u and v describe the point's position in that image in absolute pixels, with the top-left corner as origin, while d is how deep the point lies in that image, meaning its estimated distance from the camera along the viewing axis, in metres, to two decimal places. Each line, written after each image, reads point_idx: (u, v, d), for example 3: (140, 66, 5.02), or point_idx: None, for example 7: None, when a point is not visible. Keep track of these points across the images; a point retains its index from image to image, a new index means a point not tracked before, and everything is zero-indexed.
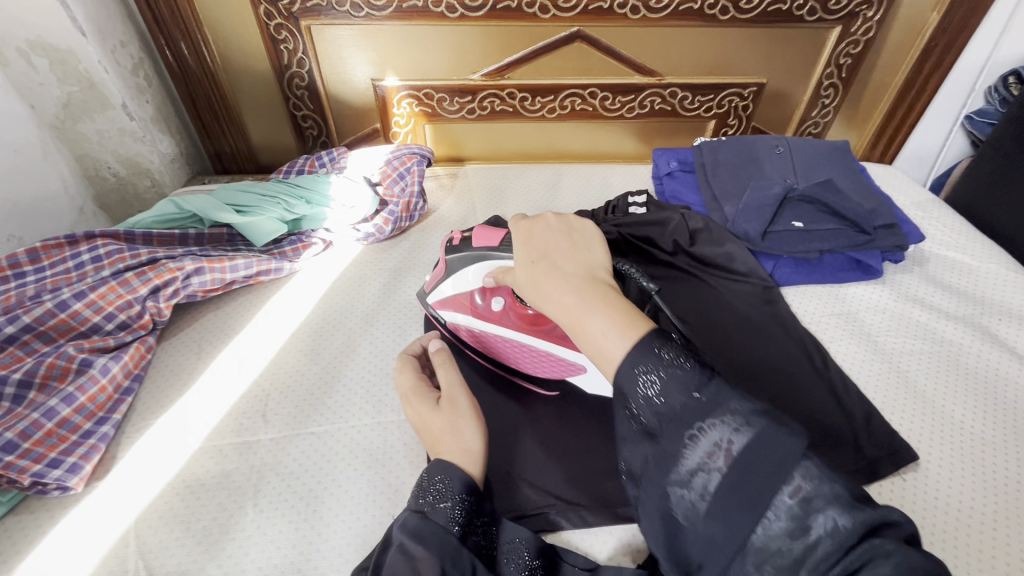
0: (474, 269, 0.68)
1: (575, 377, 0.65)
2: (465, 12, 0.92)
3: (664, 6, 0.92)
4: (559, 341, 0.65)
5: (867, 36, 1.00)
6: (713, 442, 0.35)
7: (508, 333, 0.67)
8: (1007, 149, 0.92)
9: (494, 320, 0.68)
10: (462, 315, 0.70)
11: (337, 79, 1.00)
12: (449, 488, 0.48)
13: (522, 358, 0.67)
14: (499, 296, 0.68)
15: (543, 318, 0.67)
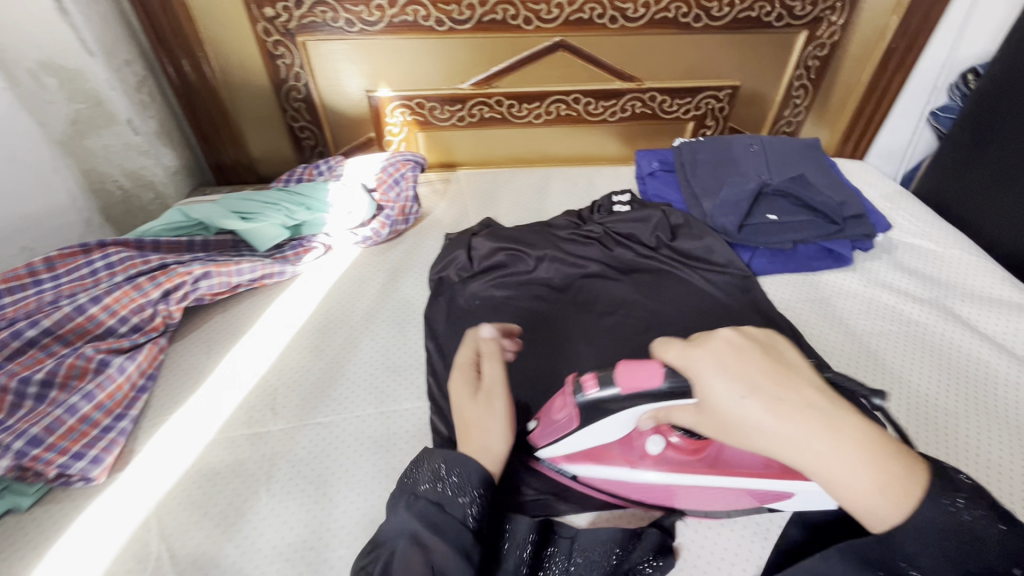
0: (617, 422, 0.53)
1: (777, 503, 0.55)
2: (453, 25, 0.97)
3: (641, 15, 0.98)
4: (750, 477, 0.53)
5: (832, 39, 1.06)
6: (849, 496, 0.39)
7: (678, 478, 0.56)
8: (964, 142, 0.98)
9: (653, 467, 0.57)
10: (607, 467, 0.59)
11: (333, 91, 1.05)
12: (460, 480, 0.49)
13: (705, 500, 0.58)
14: (652, 435, 0.57)
15: (700, 444, 0.56)
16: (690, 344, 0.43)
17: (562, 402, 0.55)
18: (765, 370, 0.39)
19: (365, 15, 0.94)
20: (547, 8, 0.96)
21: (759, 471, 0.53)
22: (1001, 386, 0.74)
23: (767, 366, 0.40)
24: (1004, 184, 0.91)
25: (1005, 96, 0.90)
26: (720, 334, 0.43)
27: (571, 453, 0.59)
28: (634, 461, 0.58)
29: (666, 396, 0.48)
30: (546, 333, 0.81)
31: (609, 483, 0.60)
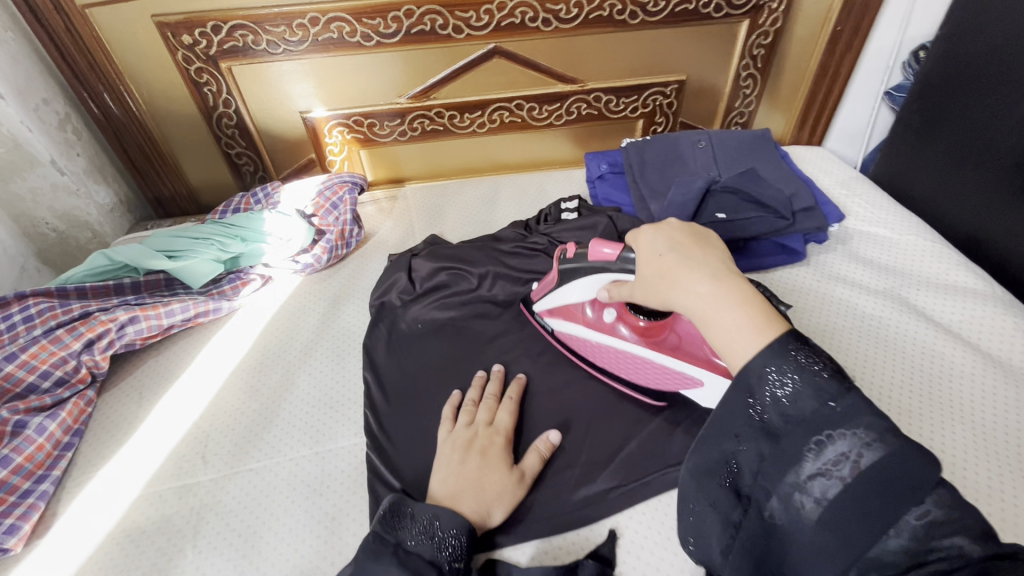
0: (582, 285, 0.69)
1: (688, 390, 0.67)
2: (381, 39, 0.94)
3: (574, 16, 0.95)
4: (676, 354, 0.66)
5: (775, 27, 1.03)
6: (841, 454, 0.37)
7: (622, 345, 0.70)
8: (914, 124, 0.96)
9: (604, 331, 0.71)
10: (576, 324, 0.73)
11: (266, 115, 1.02)
12: (452, 533, 0.53)
13: (636, 370, 0.70)
14: (611, 308, 0.70)
15: (657, 328, 0.68)
16: (646, 225, 0.55)
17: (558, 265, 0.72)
18: (689, 236, 0.51)
19: (288, 35, 0.91)
20: (476, 15, 0.93)
21: (690, 352, 0.65)
22: (957, 379, 0.72)
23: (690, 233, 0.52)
24: (956, 166, 0.88)
25: (949, 75, 0.88)
26: (670, 222, 0.54)
27: (552, 305, 0.76)
28: (591, 322, 0.72)
29: (616, 260, 0.62)
30: (489, 355, 0.78)
31: (568, 332, 0.75)
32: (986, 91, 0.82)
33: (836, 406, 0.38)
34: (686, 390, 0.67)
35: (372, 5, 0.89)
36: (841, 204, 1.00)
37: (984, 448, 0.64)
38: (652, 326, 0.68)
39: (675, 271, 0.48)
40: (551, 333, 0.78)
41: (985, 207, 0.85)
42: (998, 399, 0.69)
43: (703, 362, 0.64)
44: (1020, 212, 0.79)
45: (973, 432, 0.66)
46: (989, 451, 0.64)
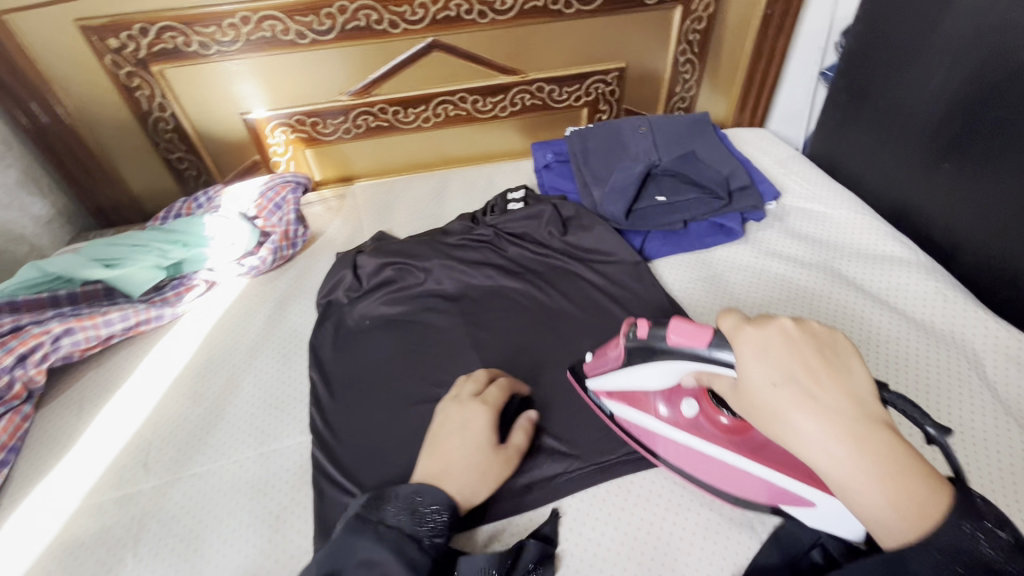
0: (659, 374, 0.57)
1: (796, 509, 0.54)
2: (316, 36, 0.93)
3: (509, 7, 0.96)
4: (774, 464, 0.54)
5: (708, 12, 1.06)
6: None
7: (706, 447, 0.58)
8: (842, 102, 0.99)
9: (682, 426, 0.59)
10: (645, 415, 0.62)
11: (204, 117, 1.00)
12: (433, 510, 0.52)
13: (724, 476, 0.58)
14: (692, 399, 0.59)
15: (743, 427, 0.57)
16: (748, 321, 0.44)
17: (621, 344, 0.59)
18: (821, 358, 0.40)
19: (219, 35, 0.90)
20: (411, 9, 0.93)
21: (789, 465, 0.53)
22: (880, 342, 0.75)
23: (815, 347, 0.41)
24: (881, 140, 0.92)
25: (869, 52, 0.91)
26: (779, 320, 0.43)
27: (613, 390, 0.65)
28: (665, 420, 0.61)
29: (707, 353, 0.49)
30: (436, 347, 0.79)
31: (639, 427, 0.63)
32: (902, 67, 0.86)
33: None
34: (793, 508, 0.54)
35: (304, 2, 0.89)
36: (779, 183, 1.03)
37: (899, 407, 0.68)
38: (738, 425, 0.57)
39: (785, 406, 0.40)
40: (615, 423, 0.66)
41: (908, 178, 0.88)
42: (915, 360, 0.72)
43: (810, 483, 0.51)
44: (936, 181, 0.83)
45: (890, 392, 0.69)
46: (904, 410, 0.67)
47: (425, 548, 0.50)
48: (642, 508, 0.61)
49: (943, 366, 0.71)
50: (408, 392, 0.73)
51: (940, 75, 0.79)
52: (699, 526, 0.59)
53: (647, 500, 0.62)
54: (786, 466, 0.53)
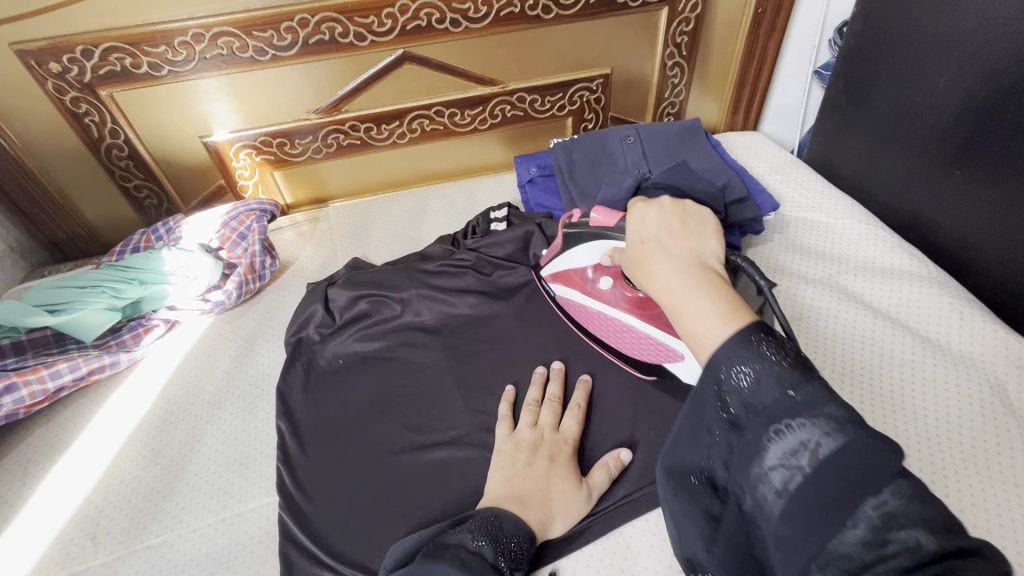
0: (587, 247, 0.70)
1: (671, 364, 0.65)
2: (277, 52, 0.87)
3: (484, 15, 0.90)
4: (663, 327, 0.65)
5: (695, 13, 1.00)
6: (799, 442, 0.36)
7: (615, 313, 0.69)
8: (840, 104, 0.94)
9: (599, 297, 0.71)
10: (574, 289, 0.74)
11: (162, 142, 0.93)
12: (515, 539, 0.51)
13: (627, 340, 0.69)
14: (608, 275, 0.71)
15: (651, 301, 0.67)
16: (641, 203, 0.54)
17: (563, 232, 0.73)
18: (680, 224, 0.51)
19: (170, 55, 0.84)
20: (378, 20, 0.87)
21: (677, 327, 0.64)
22: (894, 367, 0.69)
23: (679, 219, 0.52)
24: (883, 144, 0.87)
25: (868, 52, 0.86)
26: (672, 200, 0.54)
27: (555, 272, 0.76)
28: (587, 290, 0.73)
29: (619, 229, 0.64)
30: (415, 387, 0.73)
31: (568, 300, 0.76)
32: (905, 67, 0.80)
33: (797, 395, 0.37)
34: (669, 365, 0.65)
35: (261, 17, 0.82)
36: (776, 191, 0.97)
37: (926, 443, 0.62)
38: (648, 299, 0.67)
39: (651, 257, 0.48)
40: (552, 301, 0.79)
41: (915, 185, 0.83)
42: (938, 387, 0.67)
43: (687, 339, 0.62)
44: (947, 189, 0.78)
45: (913, 426, 0.63)
46: (931, 446, 0.62)
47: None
48: (641, 568, 0.56)
49: (968, 393, 0.66)
50: (385, 441, 0.67)
51: (947, 76, 0.74)
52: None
53: (645, 557, 0.57)
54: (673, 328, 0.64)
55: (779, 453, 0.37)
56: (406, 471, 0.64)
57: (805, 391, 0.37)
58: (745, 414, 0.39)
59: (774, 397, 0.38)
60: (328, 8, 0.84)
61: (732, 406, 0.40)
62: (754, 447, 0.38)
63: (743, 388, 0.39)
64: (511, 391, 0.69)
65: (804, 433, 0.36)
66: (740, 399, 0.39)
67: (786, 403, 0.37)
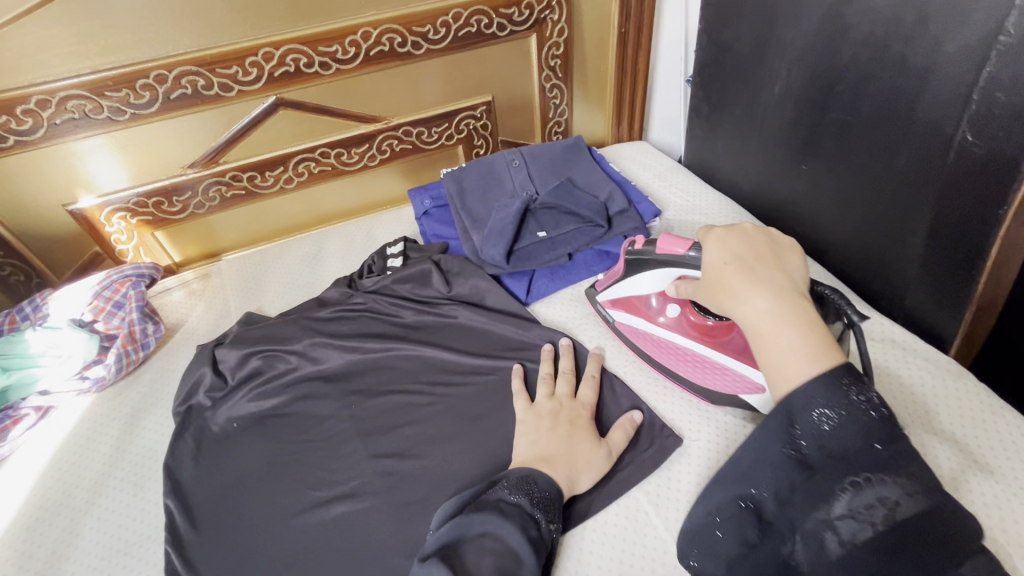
0: (655, 273, 0.68)
1: (752, 398, 0.64)
2: (136, 111, 0.83)
3: (353, 56, 0.91)
4: (739, 356, 0.65)
5: (564, 37, 1.04)
6: (877, 498, 0.40)
7: (684, 340, 0.69)
8: (704, 112, 1.00)
9: (666, 326, 0.71)
10: (638, 318, 0.74)
11: (19, 215, 0.87)
12: (548, 494, 0.55)
13: (699, 372, 0.68)
14: (676, 303, 0.71)
15: (722, 330, 0.68)
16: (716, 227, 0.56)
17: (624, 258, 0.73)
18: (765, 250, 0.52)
19: (14, 124, 0.79)
20: (242, 70, 0.85)
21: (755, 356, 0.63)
22: None
23: (764, 247, 0.53)
24: (745, 145, 0.93)
25: (717, 63, 0.92)
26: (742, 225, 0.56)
27: (618, 297, 0.76)
28: (653, 319, 0.72)
29: (685, 259, 0.64)
30: (314, 441, 0.71)
31: (632, 329, 0.75)
32: (747, 75, 0.87)
33: (882, 448, 0.41)
34: (748, 396, 0.64)
35: (112, 77, 0.79)
36: (660, 197, 1.02)
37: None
38: (719, 326, 0.68)
39: (732, 281, 0.50)
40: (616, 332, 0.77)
41: (776, 181, 0.89)
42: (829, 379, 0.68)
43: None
44: (800, 182, 0.84)
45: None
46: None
47: (543, 530, 0.52)
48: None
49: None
50: (284, 505, 0.64)
51: (781, 80, 0.81)
52: (614, 563, 0.56)
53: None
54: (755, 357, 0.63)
55: (848, 506, 0.41)
56: (306, 529, 0.62)
57: (891, 446, 0.41)
58: (823, 459, 0.42)
59: (858, 446, 0.41)
60: (185, 62, 0.81)
61: (808, 452, 0.43)
62: (825, 494, 0.42)
63: (821, 432, 0.43)
64: (518, 368, 0.73)
65: (885, 489, 0.40)
66: (819, 449, 0.43)
67: (871, 458, 0.41)
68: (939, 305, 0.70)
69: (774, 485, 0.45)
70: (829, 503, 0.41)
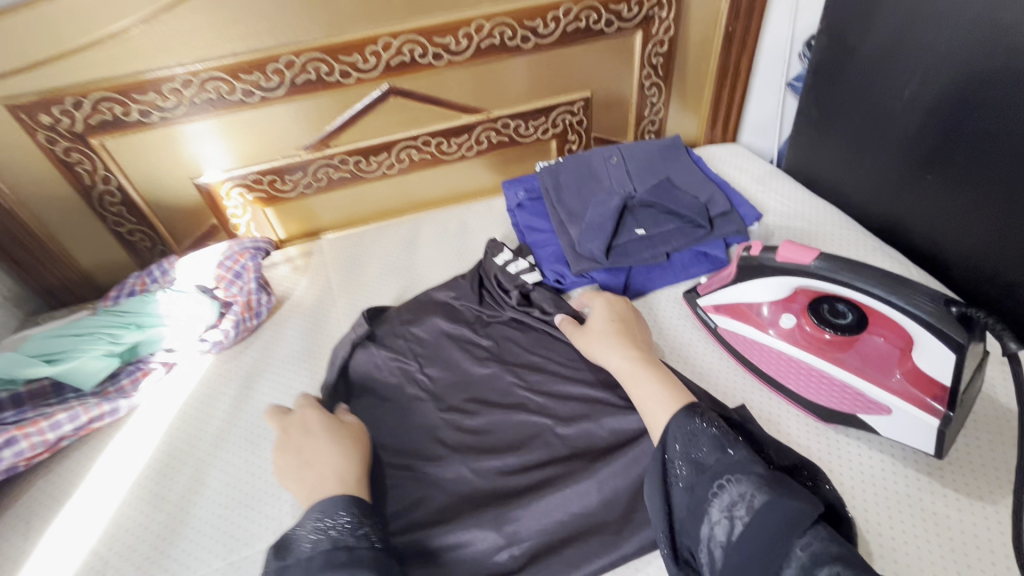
0: (775, 280, 0.67)
1: (872, 419, 0.61)
2: (264, 93, 0.89)
3: (465, 47, 0.93)
4: (856, 371, 0.63)
5: (669, 35, 1.03)
6: (738, 494, 0.46)
7: (797, 352, 0.67)
8: (812, 116, 0.97)
9: (781, 335, 0.69)
10: (747, 324, 0.72)
11: (153, 185, 0.94)
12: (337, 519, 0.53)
13: (813, 384, 0.66)
14: (790, 313, 0.70)
15: (844, 346, 0.66)
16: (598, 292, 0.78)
17: (738, 262, 0.71)
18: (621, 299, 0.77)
19: (160, 101, 0.85)
20: (363, 58, 0.89)
21: (880, 376, 0.62)
22: None
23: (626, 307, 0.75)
24: (858, 152, 0.89)
25: (835, 65, 0.89)
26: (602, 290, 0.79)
27: (724, 303, 0.74)
28: (765, 325, 0.71)
29: (811, 268, 0.62)
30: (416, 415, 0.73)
31: (739, 336, 0.73)
32: (871, 79, 0.83)
33: (734, 453, 0.49)
34: (868, 417, 0.62)
35: (249, 61, 0.85)
36: (759, 201, 0.99)
37: (972, 547, 0.54)
38: (837, 341, 0.66)
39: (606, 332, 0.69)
40: (718, 336, 0.76)
41: (892, 190, 0.85)
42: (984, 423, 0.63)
43: (898, 391, 0.59)
44: (922, 192, 0.80)
45: (947, 527, 0.55)
46: (981, 543, 0.54)
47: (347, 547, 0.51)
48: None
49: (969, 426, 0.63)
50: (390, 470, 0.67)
51: (913, 85, 0.77)
52: None
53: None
54: (881, 374, 0.62)
55: (722, 508, 0.47)
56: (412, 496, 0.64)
57: (740, 450, 0.49)
58: (696, 474, 0.50)
59: (717, 454, 0.50)
60: (314, 48, 0.86)
61: (684, 467, 0.51)
62: (703, 502, 0.48)
63: (690, 450, 0.51)
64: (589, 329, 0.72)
65: (740, 485, 0.47)
66: (692, 465, 0.50)
67: (727, 461, 0.49)
68: None
69: (678, 506, 0.50)
70: (709, 512, 0.47)
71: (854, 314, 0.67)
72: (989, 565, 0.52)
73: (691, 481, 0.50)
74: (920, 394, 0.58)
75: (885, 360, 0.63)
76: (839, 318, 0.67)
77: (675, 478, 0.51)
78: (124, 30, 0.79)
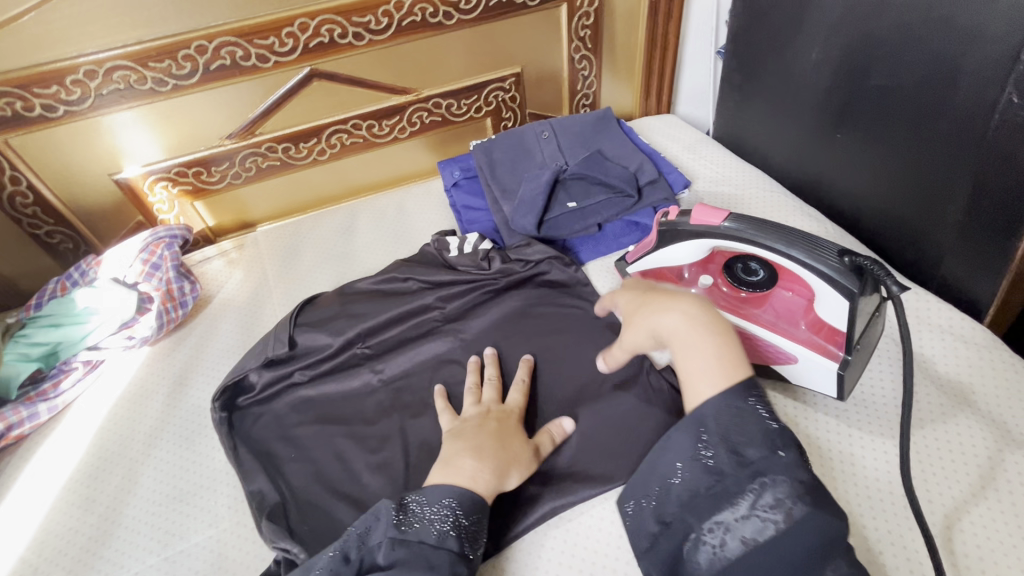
0: (690, 243, 0.69)
1: (783, 367, 0.65)
2: (177, 82, 0.86)
3: (386, 26, 0.91)
4: (766, 324, 0.66)
5: (594, 7, 1.04)
6: (776, 499, 0.48)
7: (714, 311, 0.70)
8: (735, 82, 0.99)
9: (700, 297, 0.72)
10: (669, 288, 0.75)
11: (67, 183, 0.91)
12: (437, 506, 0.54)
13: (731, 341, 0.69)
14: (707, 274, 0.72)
15: (756, 301, 0.68)
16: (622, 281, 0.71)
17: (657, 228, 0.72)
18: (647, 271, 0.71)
19: (64, 94, 0.81)
20: (279, 40, 0.86)
21: (788, 327, 0.64)
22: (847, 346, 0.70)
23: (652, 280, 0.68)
24: (777, 115, 0.92)
25: (750, 32, 0.91)
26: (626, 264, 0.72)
27: (650, 269, 0.77)
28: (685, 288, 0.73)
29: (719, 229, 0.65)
30: (353, 399, 0.73)
31: None
32: (783, 43, 0.85)
33: (783, 455, 0.50)
34: (780, 366, 0.65)
35: (156, 48, 0.81)
36: (689, 168, 1.01)
37: (872, 482, 0.58)
38: (751, 297, 0.69)
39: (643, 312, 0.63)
40: None
41: (808, 148, 0.88)
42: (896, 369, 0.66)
43: (804, 340, 0.62)
44: (834, 151, 0.83)
45: (850, 466, 0.59)
46: (879, 479, 0.58)
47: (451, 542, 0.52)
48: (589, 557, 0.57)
49: (874, 366, 0.67)
50: (327, 454, 0.67)
51: (817, 48, 0.80)
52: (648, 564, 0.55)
53: (586, 538, 0.58)
54: (787, 324, 0.65)
55: (754, 505, 0.48)
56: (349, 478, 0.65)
57: (789, 453, 0.50)
58: (734, 465, 0.50)
59: (765, 453, 0.50)
60: (225, 32, 0.83)
61: (718, 458, 0.51)
62: (729, 495, 0.49)
63: (734, 437, 0.51)
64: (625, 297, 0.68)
65: (780, 489, 0.48)
66: (731, 457, 0.51)
67: (776, 462, 0.49)
68: (977, 271, 0.70)
69: (688, 485, 0.52)
70: (732, 506, 0.49)
71: (766, 271, 0.69)
72: (886, 496, 0.57)
73: (720, 479, 0.50)
74: (822, 341, 0.61)
75: (793, 312, 0.66)
76: (751, 276, 0.70)
77: (701, 460, 0.52)
78: (16, 19, 0.75)
